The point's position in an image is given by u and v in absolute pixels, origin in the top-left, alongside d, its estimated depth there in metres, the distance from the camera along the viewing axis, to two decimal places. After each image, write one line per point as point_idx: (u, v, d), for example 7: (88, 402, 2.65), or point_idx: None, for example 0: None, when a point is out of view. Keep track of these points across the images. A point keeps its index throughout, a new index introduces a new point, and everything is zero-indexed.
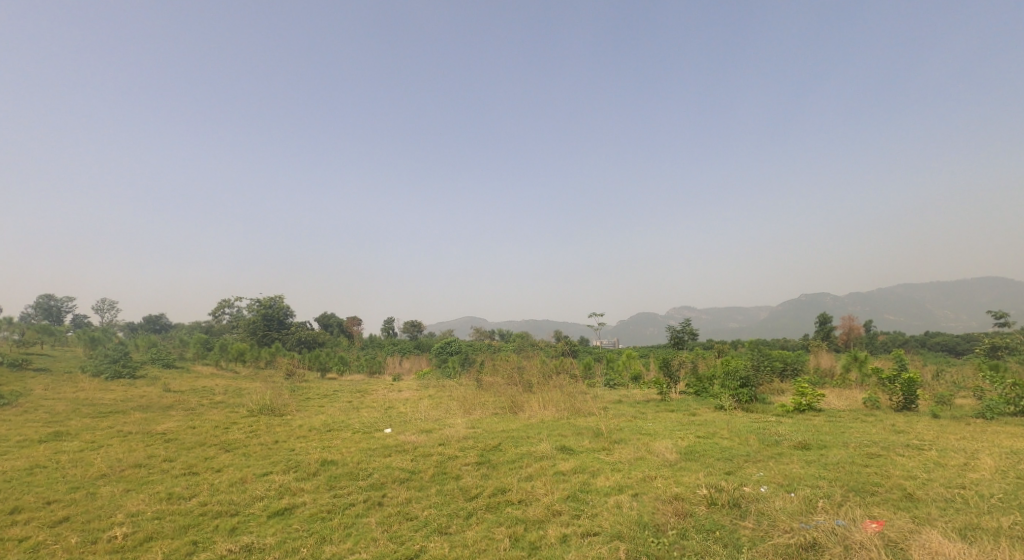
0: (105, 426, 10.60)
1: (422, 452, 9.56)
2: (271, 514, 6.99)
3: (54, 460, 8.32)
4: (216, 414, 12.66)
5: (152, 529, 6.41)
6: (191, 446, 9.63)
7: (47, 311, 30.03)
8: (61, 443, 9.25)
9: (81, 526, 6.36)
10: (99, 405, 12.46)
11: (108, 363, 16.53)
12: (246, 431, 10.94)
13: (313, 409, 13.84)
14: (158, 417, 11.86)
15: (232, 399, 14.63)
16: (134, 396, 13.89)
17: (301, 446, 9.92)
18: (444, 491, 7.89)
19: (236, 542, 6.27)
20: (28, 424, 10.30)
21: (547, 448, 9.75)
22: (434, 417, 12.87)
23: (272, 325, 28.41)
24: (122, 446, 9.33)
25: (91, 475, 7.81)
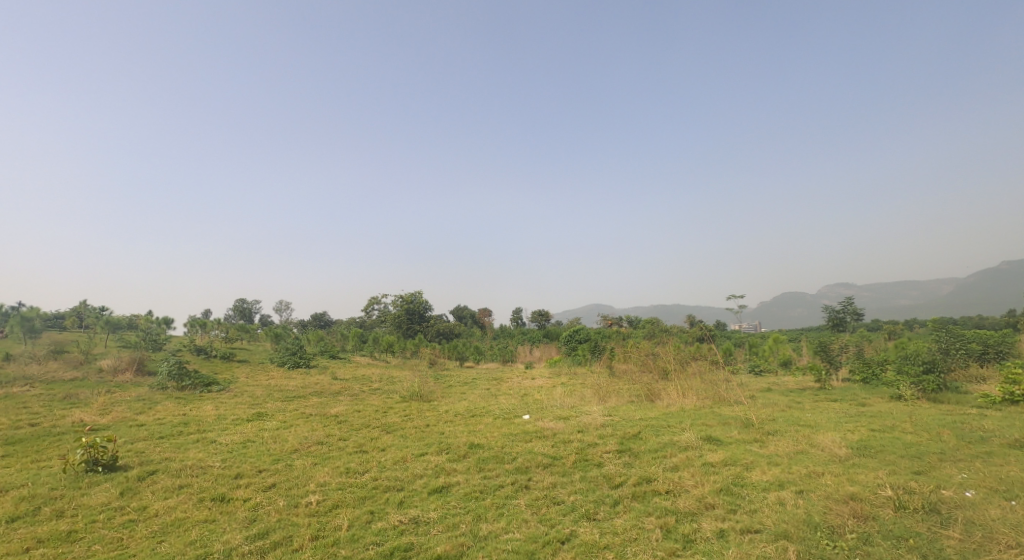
0: (292, 409, 12.24)
1: (562, 439, 9.71)
2: (431, 491, 7.58)
3: (259, 436, 9.82)
4: (376, 399, 13.99)
5: (337, 497, 7.28)
6: (359, 427, 10.76)
7: (242, 313, 35.22)
8: (262, 422, 10.89)
9: (284, 492, 7.42)
10: (286, 391, 14.46)
11: (289, 355, 19.01)
12: (402, 415, 11.94)
13: (458, 396, 14.70)
14: (330, 402, 13.41)
15: (387, 386, 16.09)
16: (311, 383, 15.88)
17: (450, 430, 10.61)
18: (588, 478, 7.96)
19: (406, 514, 6.89)
20: (237, 406, 12.23)
21: (692, 438, 9.39)
22: (571, 404, 12.99)
23: (414, 319, 30.57)
24: (306, 426, 10.71)
25: (287, 450, 9.07)
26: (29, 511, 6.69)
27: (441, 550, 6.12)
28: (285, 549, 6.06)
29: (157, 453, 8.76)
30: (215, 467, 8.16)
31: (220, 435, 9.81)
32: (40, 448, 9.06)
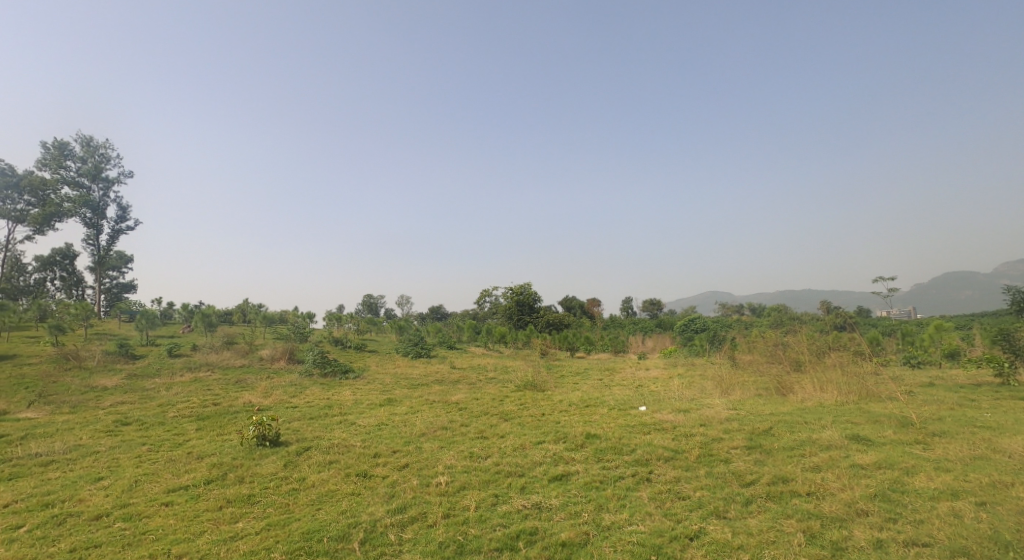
0: (417, 395, 12.92)
1: (684, 432, 9.25)
2: (551, 478, 7.56)
3: (391, 419, 10.49)
4: (493, 388, 14.32)
5: (463, 479, 7.52)
6: (478, 414, 11.07)
7: (370, 307, 37.88)
8: (393, 407, 11.63)
9: (416, 472, 7.81)
10: (411, 378, 15.32)
11: (411, 346, 20.10)
12: (518, 403, 12.10)
13: (571, 386, 14.61)
14: (450, 389, 13.96)
15: (502, 375, 16.44)
16: (432, 372, 16.68)
17: (566, 419, 10.55)
18: (715, 473, 7.50)
19: (528, 499, 6.94)
20: (370, 392, 13.14)
21: (835, 436, 8.50)
22: (691, 397, 12.34)
23: (525, 310, 30.87)
24: (431, 412, 11.23)
25: (416, 433, 9.56)
26: (218, 476, 7.66)
27: (565, 537, 6.06)
28: (420, 524, 6.36)
29: (309, 432, 9.66)
30: (356, 446, 8.82)
31: (359, 417, 10.61)
32: (221, 424, 10.37)
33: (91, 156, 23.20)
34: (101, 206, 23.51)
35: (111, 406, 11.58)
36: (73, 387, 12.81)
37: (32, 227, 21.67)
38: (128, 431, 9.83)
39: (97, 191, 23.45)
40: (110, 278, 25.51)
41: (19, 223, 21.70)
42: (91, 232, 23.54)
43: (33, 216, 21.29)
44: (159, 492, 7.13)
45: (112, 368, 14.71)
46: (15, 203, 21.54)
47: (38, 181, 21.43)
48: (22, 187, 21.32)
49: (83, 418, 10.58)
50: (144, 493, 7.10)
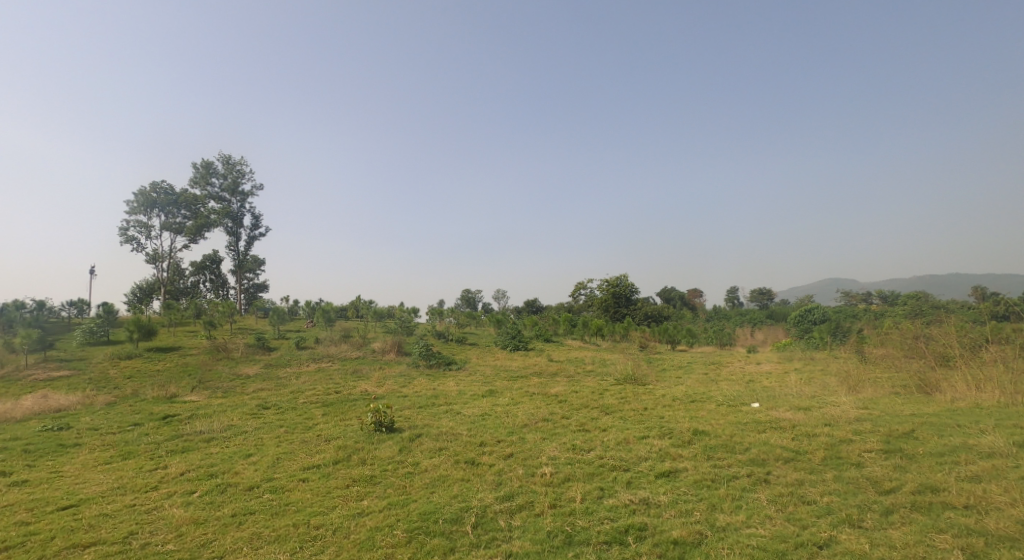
0: (518, 387, 13.18)
1: (806, 432, 8.65)
2: (658, 474, 7.41)
3: (494, 410, 10.81)
4: (592, 381, 14.25)
5: (567, 471, 7.58)
6: (579, 407, 11.08)
7: (468, 302, 39.01)
8: (495, 398, 11.96)
9: (521, 461, 7.99)
10: (510, 371, 15.66)
11: (509, 339, 20.48)
12: (619, 397, 11.95)
13: (674, 380, 14.16)
14: (550, 382, 14.09)
15: (600, 368, 16.31)
16: (531, 364, 16.91)
17: (670, 414, 10.26)
18: (846, 478, 6.95)
19: (635, 494, 6.86)
20: (472, 384, 13.62)
21: (997, 442, 7.54)
22: (811, 394, 11.50)
23: (621, 303, 30.29)
24: (532, 404, 11.40)
25: (518, 424, 9.77)
26: (344, 457, 8.34)
27: (677, 535, 5.93)
28: (528, 513, 6.51)
29: (420, 419, 10.21)
30: (464, 435, 9.19)
31: (464, 407, 11.04)
32: (343, 410, 11.26)
33: (230, 172, 25.91)
34: (239, 216, 26.26)
35: (254, 392, 12.99)
36: (224, 374, 14.52)
37: (188, 238, 24.69)
38: (268, 414, 10.98)
39: (236, 203, 26.20)
40: (247, 279, 28.42)
41: (177, 234, 24.78)
42: (232, 239, 26.40)
43: (189, 228, 24.24)
44: (296, 469, 7.90)
45: (252, 359, 16.47)
46: (174, 217, 24.63)
47: (190, 197, 24.33)
48: (178, 203, 24.32)
49: (232, 401, 11.97)
50: (285, 470, 7.91)
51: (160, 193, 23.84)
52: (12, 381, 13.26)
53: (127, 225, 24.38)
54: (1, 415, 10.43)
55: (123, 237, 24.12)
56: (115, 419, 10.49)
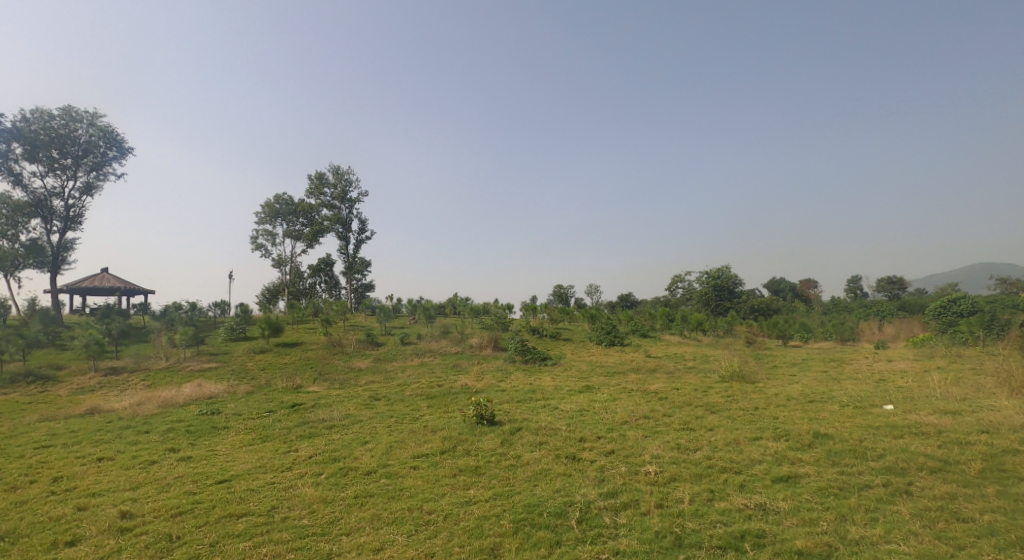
0: (615, 383, 12.96)
1: (955, 440, 7.72)
2: (775, 479, 6.97)
3: (592, 406, 10.72)
4: (695, 378, 13.68)
5: (673, 471, 7.34)
6: (682, 405, 10.68)
7: (560, 297, 38.90)
8: (593, 394, 11.86)
9: (624, 459, 7.85)
10: (607, 366, 15.43)
11: (604, 334, 20.16)
12: (726, 395, 11.38)
13: (787, 378, 13.22)
14: (649, 378, 13.71)
15: (703, 365, 15.62)
16: (628, 360, 16.58)
17: (785, 415, 9.60)
18: (1010, 495, 6.13)
19: (751, 499, 6.50)
20: (569, 379, 13.59)
21: None
22: (959, 396, 10.23)
23: (723, 295, 28.80)
24: (632, 400, 11.16)
25: (618, 420, 9.61)
26: (450, 447, 8.66)
27: (802, 545, 5.56)
28: (634, 511, 6.40)
29: (519, 413, 10.36)
30: (563, 430, 9.20)
31: (562, 403, 11.05)
32: (446, 403, 11.69)
33: (340, 181, 27.77)
34: (349, 221, 28.07)
35: (366, 384, 13.86)
36: (339, 368, 15.64)
37: (306, 243, 26.81)
38: (379, 405, 11.67)
39: (346, 210, 28.05)
40: (356, 279, 30.32)
41: (296, 240, 26.97)
42: (344, 243, 28.31)
43: (307, 235, 26.31)
44: (407, 457, 8.32)
45: (363, 353, 17.57)
46: (294, 225, 26.84)
47: (307, 206, 26.37)
48: (296, 211, 26.47)
49: (347, 393, 12.86)
50: (397, 457, 8.36)
51: (282, 204, 26.09)
52: (173, 371, 15.15)
53: (256, 234, 26.94)
54: (166, 400, 11.96)
55: (253, 245, 26.68)
56: (253, 406, 11.65)
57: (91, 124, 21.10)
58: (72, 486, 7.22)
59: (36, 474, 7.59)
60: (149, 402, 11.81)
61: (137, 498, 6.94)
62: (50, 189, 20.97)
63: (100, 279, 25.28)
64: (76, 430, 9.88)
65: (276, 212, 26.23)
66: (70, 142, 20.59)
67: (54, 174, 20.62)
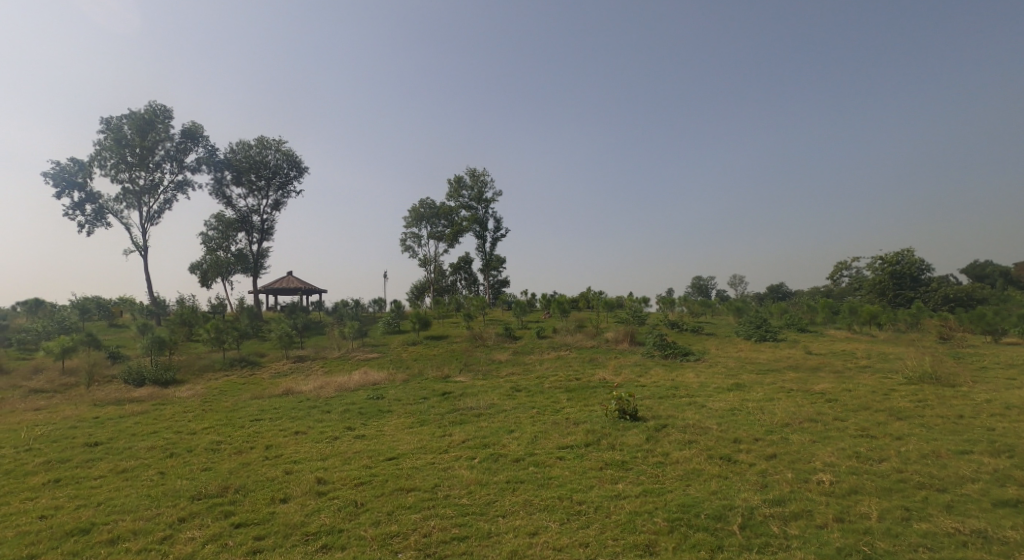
0: (770, 382, 12.02)
1: None
2: (996, 503, 6.03)
3: (745, 406, 10.06)
4: (870, 378, 12.17)
5: (854, 482, 6.67)
6: (857, 409, 9.59)
7: (700, 290, 36.87)
8: (745, 392, 11.13)
9: (789, 465, 7.29)
10: (760, 363, 14.36)
11: (754, 329, 18.79)
12: (914, 400, 10.01)
13: (999, 383, 11.20)
14: (811, 377, 12.51)
15: (879, 364, 13.88)
16: (785, 357, 15.28)
17: (1003, 427, 8.18)
18: None
19: (963, 523, 5.70)
20: (715, 376, 12.92)
21: None
22: None
23: (903, 283, 25.26)
24: (792, 401, 10.28)
25: (777, 422, 8.93)
26: (594, 440, 8.72)
27: None
28: (807, 523, 5.94)
29: (664, 410, 10.09)
30: (714, 429, 8.78)
31: (710, 401, 10.53)
32: (586, 396, 11.75)
33: (476, 183, 29.09)
34: (485, 221, 29.31)
35: (507, 375, 14.46)
36: (482, 359, 16.48)
37: (447, 243, 28.53)
38: (521, 396, 12.10)
39: (482, 210, 29.31)
40: (494, 276, 31.56)
41: (439, 240, 28.84)
42: (482, 241, 29.63)
43: (448, 235, 27.96)
44: (553, 447, 8.54)
45: (502, 346, 18.29)
46: (437, 226, 28.71)
47: (447, 209, 28.02)
48: (439, 214, 28.27)
49: (491, 383, 13.51)
50: (543, 447, 8.61)
51: (425, 208, 28.09)
52: (343, 360, 17.10)
53: (404, 237, 29.31)
54: (341, 385, 13.55)
55: (403, 247, 29.07)
56: (410, 393, 12.74)
57: (278, 149, 24.44)
58: (278, 454, 8.50)
59: (252, 442, 9.07)
60: (328, 386, 13.48)
61: (327, 467, 7.97)
62: (251, 207, 24.75)
63: (285, 281, 29.26)
64: (277, 407, 11.63)
65: (421, 215, 28.24)
66: (264, 166, 24.09)
67: (253, 195, 24.30)
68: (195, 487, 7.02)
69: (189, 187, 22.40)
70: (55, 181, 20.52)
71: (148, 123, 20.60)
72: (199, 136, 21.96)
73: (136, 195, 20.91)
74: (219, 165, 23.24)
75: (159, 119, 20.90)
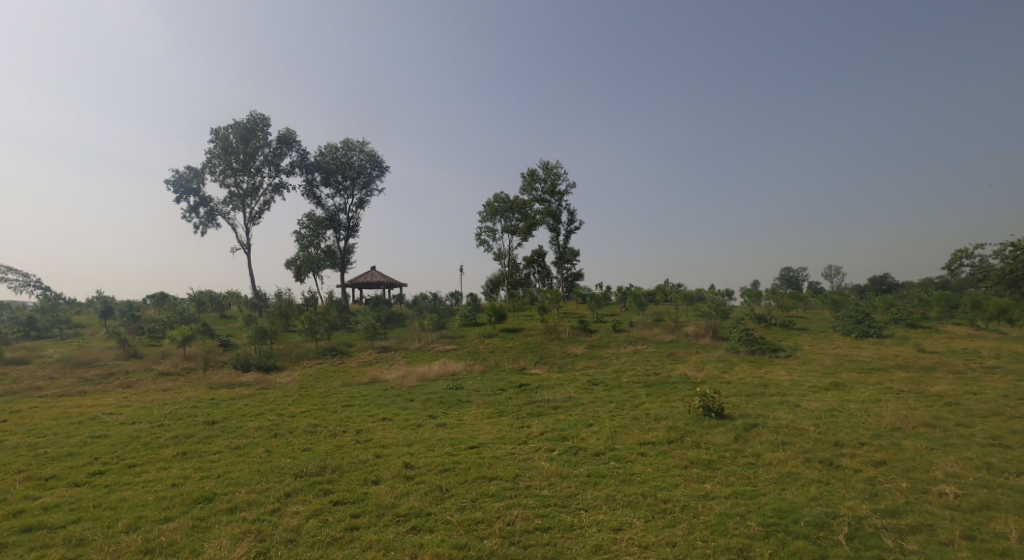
0: (875, 382, 11.12)
1: None
2: None
3: (846, 407, 9.37)
4: (997, 381, 10.91)
5: (986, 496, 6.04)
6: (982, 414, 8.66)
7: (789, 282, 34.66)
8: (845, 392, 10.38)
9: (902, 473, 6.73)
10: (861, 361, 13.33)
11: (854, 324, 17.45)
12: None
13: None
14: (924, 378, 11.43)
15: (1008, 364, 12.45)
16: (892, 355, 14.07)
17: None
18: None
19: None
20: (809, 374, 12.14)
21: None
22: None
23: None
24: (901, 404, 9.45)
25: (886, 426, 8.26)
26: (677, 437, 8.47)
27: None
28: (928, 538, 5.47)
29: (752, 408, 9.61)
30: (811, 431, 8.26)
31: (804, 400, 9.90)
32: (666, 392, 11.43)
33: (550, 176, 28.95)
34: (559, 214, 29.16)
35: (583, 369, 14.37)
36: (557, 352, 16.43)
37: (521, 237, 28.64)
38: (599, 390, 11.95)
39: (556, 202, 29.15)
40: (568, 269, 31.37)
41: (513, 234, 29.02)
42: (555, 234, 29.50)
43: (522, 228, 28.06)
44: (634, 443, 8.36)
45: (578, 340, 18.13)
46: (511, 220, 28.88)
47: (521, 202, 28.11)
48: (513, 208, 28.42)
49: (567, 376, 13.47)
50: (624, 442, 8.47)
51: (500, 202, 28.33)
52: (424, 351, 17.67)
53: (479, 231, 29.73)
54: (423, 374, 14.02)
55: (478, 241, 29.51)
56: (488, 384, 12.94)
57: (362, 150, 25.47)
58: (367, 438, 8.93)
59: (345, 426, 9.59)
60: (411, 375, 14.00)
61: (413, 453, 8.27)
62: (338, 207, 26.07)
63: (369, 275, 30.62)
64: (365, 395, 12.23)
65: (495, 209, 28.52)
66: (349, 167, 25.25)
67: (340, 195, 25.58)
68: (297, 466, 7.52)
69: (285, 189, 23.93)
70: (173, 187, 22.62)
71: (250, 131, 22.17)
72: (293, 141, 23.37)
73: (239, 198, 22.63)
74: (310, 167, 24.64)
75: (259, 127, 22.42)
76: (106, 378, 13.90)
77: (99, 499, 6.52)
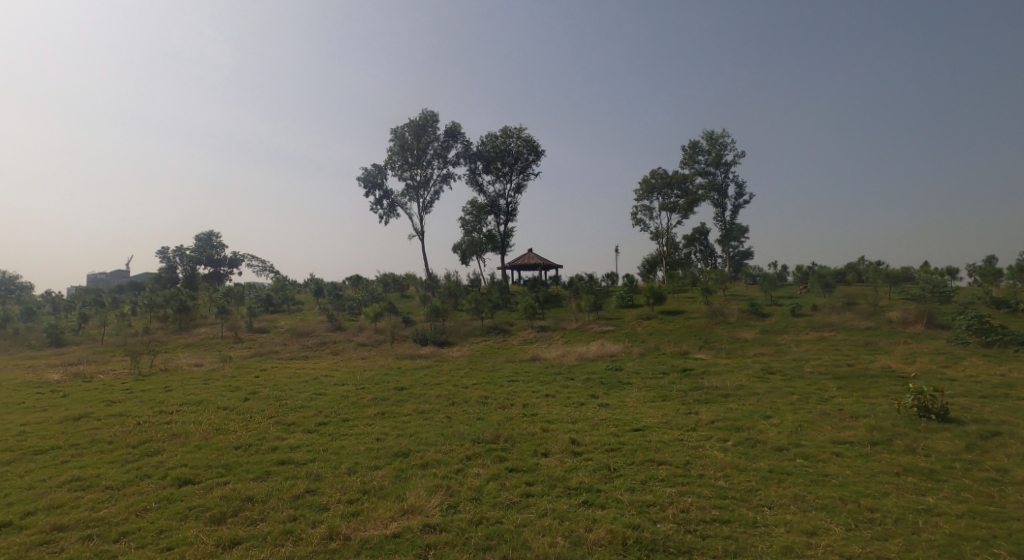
0: None
1: None
2: None
3: None
4: None
5: None
6: None
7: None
8: None
9: None
10: None
11: None
12: None
13: None
14: None
15: None
16: None
17: None
18: None
19: None
20: None
21: None
22: None
23: None
24: None
25: None
26: (883, 439, 7.28)
27: None
28: None
29: (990, 413, 7.89)
30: None
31: None
32: (864, 386, 9.93)
33: (714, 146, 26.80)
34: (725, 187, 26.96)
35: (755, 355, 13.18)
36: (724, 337, 15.24)
37: (682, 214, 27.06)
38: (775, 379, 10.79)
39: (721, 174, 26.98)
40: (734, 247, 28.95)
41: (672, 212, 27.54)
42: (720, 210, 27.36)
43: (682, 205, 26.50)
44: (825, 441, 7.37)
45: (748, 324, 16.64)
46: (669, 198, 27.41)
47: (682, 177, 26.51)
48: (672, 183, 26.92)
49: (738, 363, 12.44)
50: (812, 439, 7.51)
51: (658, 178, 27.00)
52: (581, 331, 17.64)
53: (636, 210, 28.72)
54: (583, 354, 14.00)
55: (634, 220, 28.54)
56: (650, 367, 12.48)
57: (520, 136, 25.94)
58: (533, 412, 9.10)
59: (512, 400, 9.90)
60: (570, 354, 14.07)
61: (578, 430, 8.24)
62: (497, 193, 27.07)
63: (527, 257, 31.42)
64: (528, 371, 12.57)
65: (653, 186, 27.26)
66: (508, 154, 25.95)
67: (500, 181, 26.51)
68: (473, 433, 7.92)
69: (451, 179, 25.46)
70: (363, 183, 25.33)
71: (422, 127, 23.85)
72: (458, 133, 24.65)
73: (414, 190, 24.62)
74: (473, 156, 25.84)
75: (430, 124, 24.00)
76: (320, 346, 16.18)
77: (326, 445, 7.54)
